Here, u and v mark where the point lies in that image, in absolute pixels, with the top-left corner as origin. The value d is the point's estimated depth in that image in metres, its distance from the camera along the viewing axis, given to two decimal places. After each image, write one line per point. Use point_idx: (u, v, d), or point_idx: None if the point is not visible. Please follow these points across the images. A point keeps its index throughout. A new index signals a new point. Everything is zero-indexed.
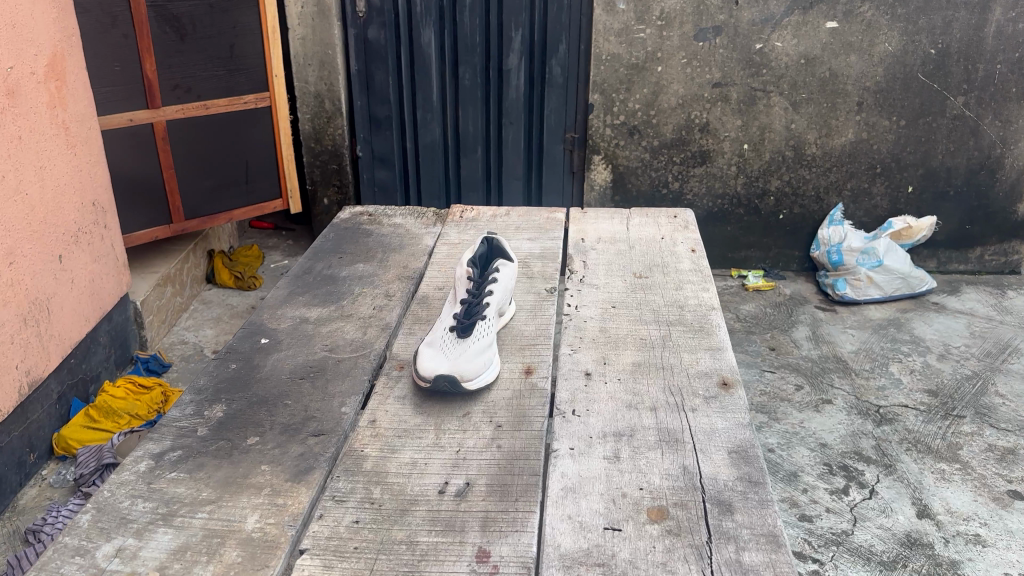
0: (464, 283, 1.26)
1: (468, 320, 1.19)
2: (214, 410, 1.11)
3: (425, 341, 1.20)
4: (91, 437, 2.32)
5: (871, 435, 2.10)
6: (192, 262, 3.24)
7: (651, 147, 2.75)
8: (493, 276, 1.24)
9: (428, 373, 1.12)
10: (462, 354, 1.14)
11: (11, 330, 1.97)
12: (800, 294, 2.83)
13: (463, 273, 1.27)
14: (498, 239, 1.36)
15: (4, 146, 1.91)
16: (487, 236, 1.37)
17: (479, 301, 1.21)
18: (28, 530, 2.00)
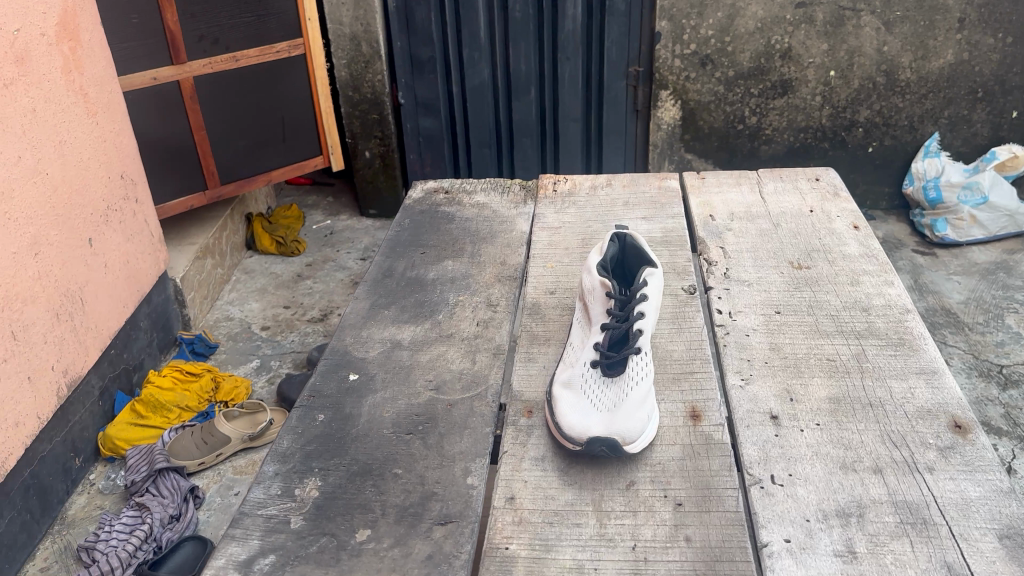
0: (603, 301, 1.00)
1: (620, 354, 0.93)
2: (307, 489, 0.88)
3: (558, 380, 0.94)
4: (140, 435, 2.09)
5: (998, 402, 1.77)
6: (229, 229, 3.00)
7: (726, 78, 2.39)
8: (642, 293, 0.98)
9: (580, 433, 0.86)
10: (621, 405, 0.88)
11: (44, 329, 1.76)
12: (892, 236, 2.46)
13: (599, 287, 1.01)
14: (632, 237, 1.10)
15: (17, 122, 1.66)
16: (615, 232, 1.11)
17: (628, 326, 0.95)
18: (82, 547, 1.77)
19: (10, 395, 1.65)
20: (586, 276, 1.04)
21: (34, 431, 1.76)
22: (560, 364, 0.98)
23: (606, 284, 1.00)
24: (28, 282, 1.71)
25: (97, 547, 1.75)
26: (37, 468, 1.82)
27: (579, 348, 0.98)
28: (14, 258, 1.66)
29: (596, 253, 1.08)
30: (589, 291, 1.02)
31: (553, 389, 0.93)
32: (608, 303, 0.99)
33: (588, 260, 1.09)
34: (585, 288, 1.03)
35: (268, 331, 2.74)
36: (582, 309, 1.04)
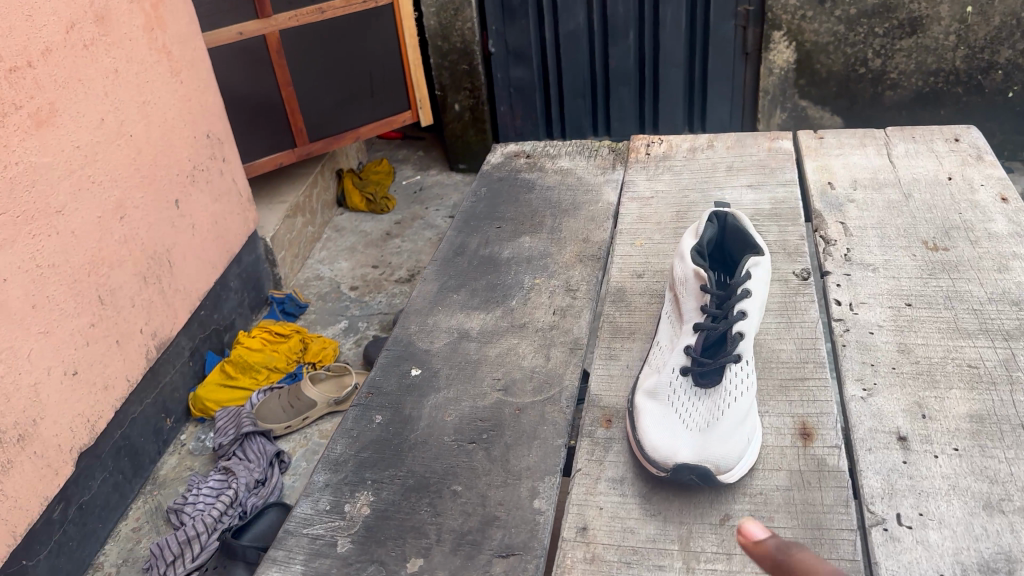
0: (697, 294, 0.86)
1: (715, 361, 0.79)
2: (358, 506, 0.79)
3: (641, 389, 0.82)
4: (228, 397, 2.04)
5: None
6: (319, 186, 2.96)
7: (846, 16, 2.13)
8: (745, 286, 0.83)
9: (665, 458, 0.74)
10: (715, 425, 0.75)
11: (131, 292, 1.72)
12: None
13: (694, 277, 0.87)
14: (735, 217, 0.95)
15: (98, 83, 1.62)
16: (715, 212, 0.96)
17: (727, 326, 0.81)
18: (171, 509, 1.74)
19: (99, 359, 1.61)
20: (678, 263, 0.90)
21: (124, 392, 1.72)
22: (644, 367, 0.85)
23: (702, 275, 0.86)
24: (113, 246, 1.66)
25: (185, 510, 1.72)
26: (128, 430, 1.77)
27: (667, 350, 0.84)
28: (99, 223, 1.62)
29: (691, 236, 0.94)
30: (681, 282, 0.88)
31: (635, 399, 0.81)
32: (704, 297, 0.85)
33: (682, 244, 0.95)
34: (676, 277, 0.90)
35: (356, 291, 2.70)
36: (673, 302, 0.91)
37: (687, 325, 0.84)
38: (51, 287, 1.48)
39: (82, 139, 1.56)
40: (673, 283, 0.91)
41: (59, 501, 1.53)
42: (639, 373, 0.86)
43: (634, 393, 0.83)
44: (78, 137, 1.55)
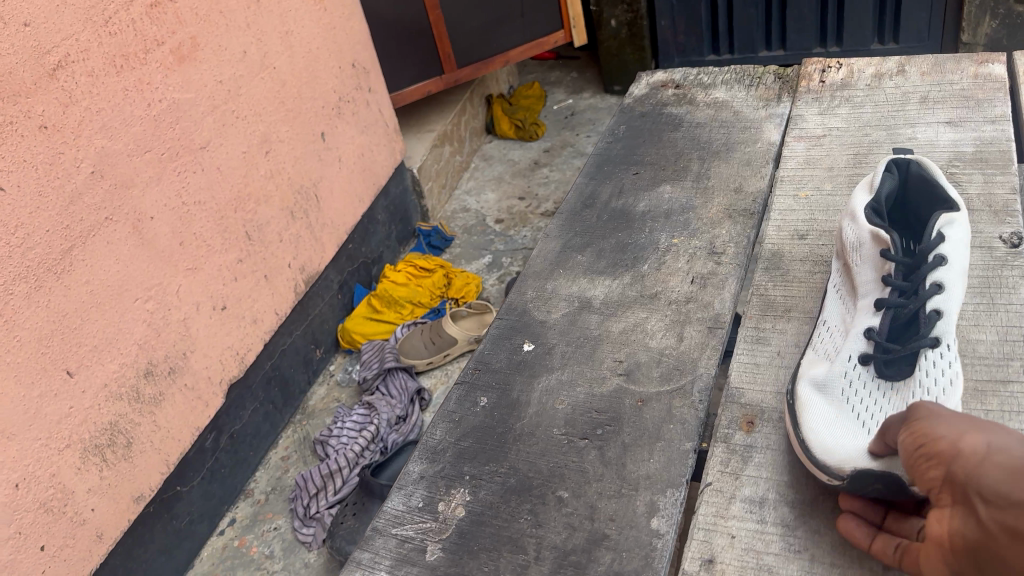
0: (881, 264, 0.70)
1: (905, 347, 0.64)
2: (452, 506, 0.69)
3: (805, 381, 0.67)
4: (375, 330, 2.02)
5: None
6: (468, 114, 2.87)
7: None
8: (941, 254, 0.67)
9: (838, 463, 0.59)
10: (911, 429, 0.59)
11: (278, 228, 1.70)
12: None
13: (876, 243, 0.71)
14: (921, 164, 0.76)
15: (242, 14, 1.55)
16: (893, 158, 0.78)
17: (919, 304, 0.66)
18: (315, 441, 1.69)
19: (249, 293, 1.58)
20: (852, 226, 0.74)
21: (273, 325, 1.70)
22: (808, 354, 0.70)
23: (886, 241, 0.70)
24: (259, 184, 1.61)
25: (329, 442, 1.67)
26: (279, 361, 1.76)
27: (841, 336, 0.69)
28: (245, 159, 1.56)
29: (864, 191, 0.77)
30: (857, 249, 0.73)
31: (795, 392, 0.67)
32: (888, 267, 0.69)
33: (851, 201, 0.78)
34: (850, 244, 0.74)
35: (502, 225, 2.62)
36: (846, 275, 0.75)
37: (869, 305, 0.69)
38: (200, 225, 1.41)
39: (224, 73, 1.48)
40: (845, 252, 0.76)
41: (211, 430, 1.49)
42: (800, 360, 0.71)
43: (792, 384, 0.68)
44: (221, 72, 1.48)
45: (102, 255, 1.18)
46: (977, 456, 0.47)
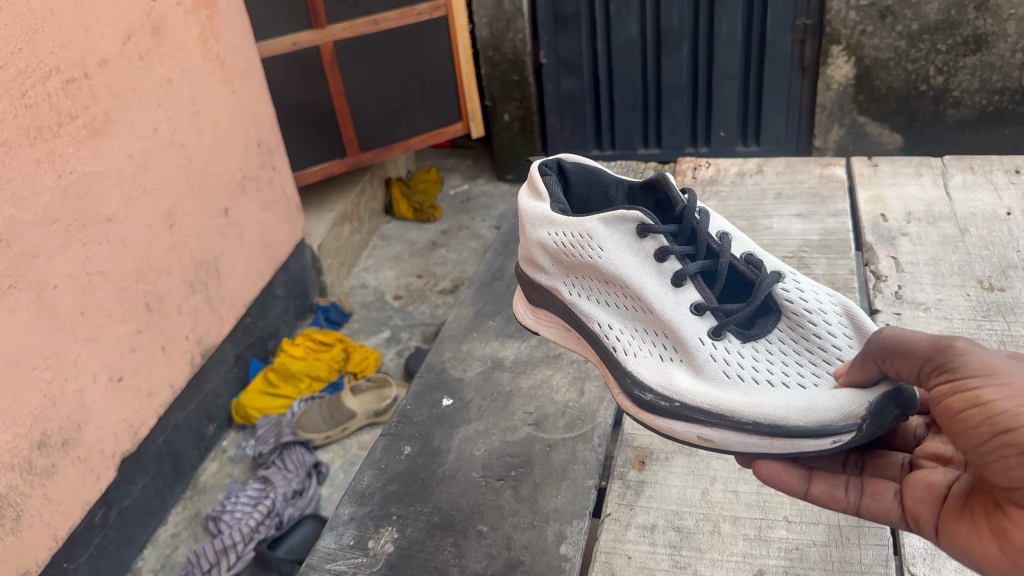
0: (636, 245, 0.71)
1: (756, 300, 0.67)
2: (382, 541, 0.76)
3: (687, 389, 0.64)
4: (271, 405, 2.09)
5: None
6: (367, 195, 2.97)
7: (908, 32, 2.07)
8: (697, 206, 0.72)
9: (843, 415, 0.57)
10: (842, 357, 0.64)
11: (177, 300, 1.75)
12: None
13: (623, 233, 0.71)
14: (573, 159, 0.82)
15: (154, 93, 1.68)
16: (542, 164, 0.82)
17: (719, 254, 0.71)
18: (208, 517, 1.75)
19: (146, 366, 1.62)
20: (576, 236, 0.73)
21: (168, 397, 1.73)
22: (643, 370, 0.67)
23: (636, 223, 0.71)
24: (163, 253, 1.69)
25: (222, 518, 1.72)
26: (170, 435, 1.79)
27: (660, 322, 0.68)
28: (151, 230, 1.65)
29: (537, 205, 0.79)
30: (594, 249, 0.71)
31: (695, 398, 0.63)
32: (659, 243, 0.71)
33: (536, 217, 0.78)
34: (581, 252, 0.72)
35: (400, 301, 2.71)
36: (588, 287, 0.74)
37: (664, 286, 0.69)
38: (101, 295, 1.46)
39: (135, 147, 1.58)
40: (574, 265, 0.74)
41: (101, 505, 1.51)
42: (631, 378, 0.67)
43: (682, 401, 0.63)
44: (132, 145, 1.58)
45: (4, 321, 1.22)
46: None
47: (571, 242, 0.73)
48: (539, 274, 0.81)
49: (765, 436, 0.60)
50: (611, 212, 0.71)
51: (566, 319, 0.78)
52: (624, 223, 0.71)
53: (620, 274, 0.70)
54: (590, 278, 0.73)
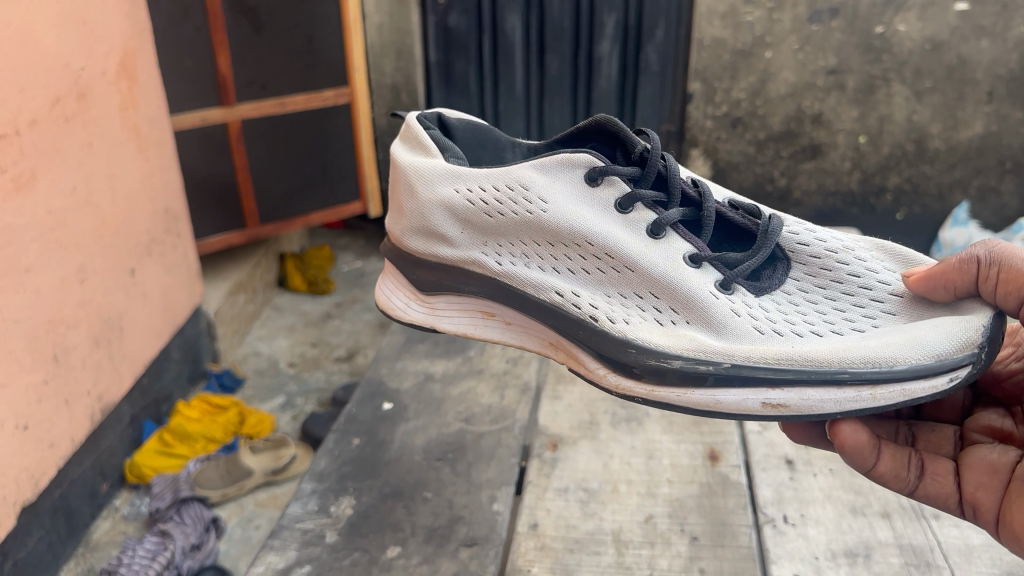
0: (590, 195, 0.96)
1: (765, 248, 0.93)
2: (342, 506, 0.91)
3: (741, 352, 0.84)
4: (164, 464, 2.20)
5: None
6: (263, 267, 3.09)
7: (756, 140, 3.02)
8: (662, 150, 0.97)
9: (961, 347, 0.79)
10: (895, 304, 0.89)
11: (83, 354, 1.87)
12: None
13: (572, 176, 0.96)
14: (454, 116, 1.10)
15: (75, 154, 1.83)
16: (419, 119, 1.07)
17: (702, 200, 0.96)
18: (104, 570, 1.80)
19: (48, 417, 1.73)
20: (507, 189, 0.96)
21: (67, 452, 1.84)
22: (661, 336, 0.88)
23: (582, 167, 0.96)
24: (71, 308, 1.81)
25: (121, 570, 1.78)
26: (67, 491, 1.91)
27: (619, 262, 0.92)
28: (61, 283, 1.78)
29: (434, 165, 1.01)
30: (537, 200, 0.95)
31: (756, 361, 0.83)
32: (614, 189, 0.95)
33: (433, 177, 1.01)
34: (520, 203, 0.95)
35: (294, 368, 2.81)
36: (523, 241, 0.97)
37: (638, 233, 0.94)
38: (14, 341, 1.60)
39: (54, 205, 1.74)
40: (510, 220, 0.96)
41: None
42: (636, 340, 0.88)
43: (737, 364, 0.84)
44: (51, 204, 1.73)
45: None
46: None
47: (505, 195, 0.96)
48: (446, 238, 1.02)
49: (868, 387, 0.81)
50: (536, 161, 0.96)
51: (485, 283, 1.01)
52: (566, 167, 0.96)
53: (570, 217, 0.94)
54: (527, 230, 0.96)
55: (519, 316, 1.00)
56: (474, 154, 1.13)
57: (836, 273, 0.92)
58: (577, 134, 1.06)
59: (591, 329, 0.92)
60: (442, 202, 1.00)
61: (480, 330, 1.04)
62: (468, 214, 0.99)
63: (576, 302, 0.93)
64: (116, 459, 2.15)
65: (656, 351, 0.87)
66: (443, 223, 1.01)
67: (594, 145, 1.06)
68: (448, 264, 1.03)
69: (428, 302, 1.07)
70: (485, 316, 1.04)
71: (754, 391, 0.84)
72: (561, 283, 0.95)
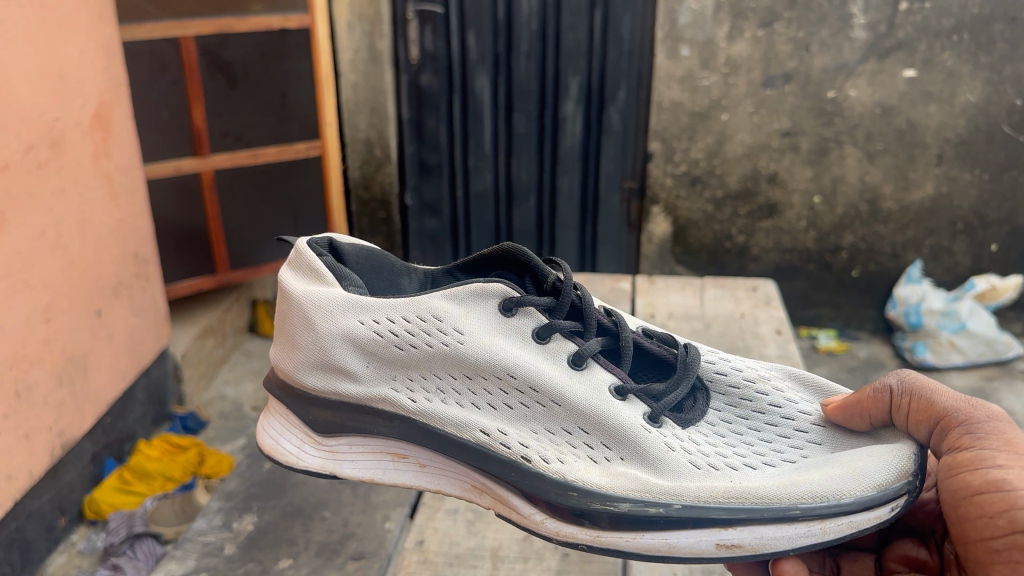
0: (504, 325, 0.97)
1: (688, 380, 0.97)
2: (243, 522, 1.23)
3: (689, 493, 0.86)
4: (123, 501, 2.24)
5: None
6: (234, 312, 3.16)
7: (714, 198, 3.13)
8: (573, 281, 1.01)
9: (899, 478, 0.83)
10: (818, 432, 0.95)
11: (45, 390, 1.93)
12: (876, 355, 3.13)
13: (489, 302, 0.96)
14: (347, 241, 1.07)
15: (46, 200, 1.92)
16: (307, 246, 1.02)
17: (619, 330, 1.01)
18: None
19: (6, 450, 1.79)
20: (419, 319, 0.95)
21: (25, 485, 1.89)
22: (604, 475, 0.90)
23: (495, 297, 0.97)
24: (36, 346, 1.88)
25: None
26: (23, 523, 1.96)
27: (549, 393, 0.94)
28: (27, 321, 1.85)
29: (331, 293, 0.97)
30: (452, 332, 0.94)
31: (707, 500, 0.85)
32: (530, 319, 0.97)
33: (328, 308, 0.96)
34: (434, 334, 0.95)
35: (257, 412, 2.87)
36: (437, 375, 0.96)
37: (561, 365, 0.95)
38: None
39: (23, 246, 1.83)
40: (424, 351, 0.95)
41: None
42: (577, 483, 0.89)
43: (688, 506, 0.85)
44: (19, 244, 1.82)
45: None
46: (1007, 497, 0.78)
47: (418, 325, 0.95)
48: (348, 372, 0.98)
49: (819, 522, 0.83)
50: (445, 292, 0.96)
51: (396, 422, 0.98)
52: (477, 297, 0.97)
53: (489, 348, 0.94)
54: (442, 362, 0.95)
55: (435, 458, 0.98)
56: (368, 279, 1.10)
57: (757, 402, 0.99)
58: (485, 260, 1.07)
59: (526, 471, 0.91)
60: (345, 334, 0.96)
61: (389, 474, 1.00)
62: (378, 345, 0.96)
63: (504, 442, 0.93)
64: (75, 495, 2.19)
65: (601, 494, 0.87)
66: (348, 358, 0.97)
67: (503, 272, 1.07)
68: (352, 403, 0.99)
69: (325, 445, 1.02)
70: (395, 458, 1.00)
71: (708, 533, 0.84)
72: (484, 420, 0.94)
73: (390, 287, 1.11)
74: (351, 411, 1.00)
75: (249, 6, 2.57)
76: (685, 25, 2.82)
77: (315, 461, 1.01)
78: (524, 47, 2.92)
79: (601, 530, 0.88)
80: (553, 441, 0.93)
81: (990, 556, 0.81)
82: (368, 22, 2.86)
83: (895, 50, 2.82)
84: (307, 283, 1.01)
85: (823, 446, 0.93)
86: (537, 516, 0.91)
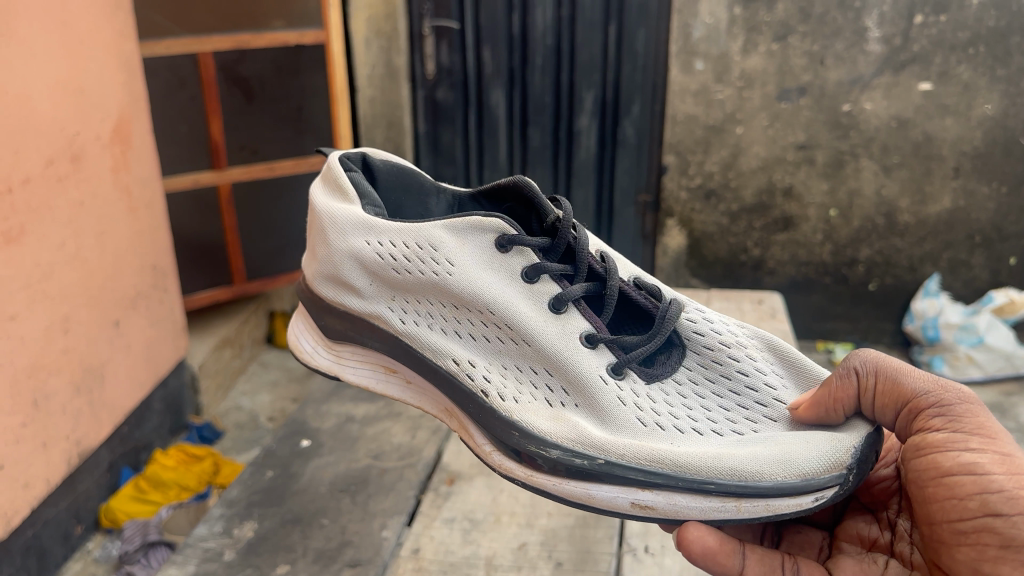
0: (488, 269, 1.00)
1: (663, 331, 0.98)
2: (243, 529, 1.26)
3: (615, 450, 0.89)
4: (137, 509, 2.26)
5: None
6: (251, 323, 3.20)
7: (728, 212, 3.12)
8: (572, 221, 1.03)
9: (828, 467, 0.83)
10: (777, 410, 0.95)
11: (63, 401, 1.96)
12: None
13: (484, 237, 1.01)
14: (380, 158, 1.15)
15: (66, 213, 1.96)
16: (340, 158, 1.11)
17: (607, 276, 1.02)
18: None
19: (23, 458, 1.82)
20: (416, 247, 1.00)
21: (42, 493, 1.92)
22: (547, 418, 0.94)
23: (494, 232, 1.01)
24: (53, 356, 1.92)
25: None
26: (40, 530, 1.99)
27: (513, 345, 0.99)
28: (45, 332, 1.88)
29: (349, 210, 1.05)
30: (445, 262, 0.99)
31: (630, 461, 0.88)
32: (525, 259, 1.01)
33: (342, 224, 1.04)
34: (427, 263, 1.00)
35: (272, 422, 2.90)
36: (429, 300, 1.03)
37: (540, 306, 0.99)
38: None
39: (42, 259, 1.86)
40: (417, 278, 1.01)
41: None
42: (521, 424, 0.93)
43: (610, 462, 0.88)
44: (39, 257, 1.85)
45: None
46: (976, 479, 0.80)
47: (414, 252, 1.00)
48: (354, 291, 1.07)
49: (734, 500, 0.84)
50: (446, 221, 1.01)
51: (386, 344, 1.06)
52: (476, 230, 1.01)
53: (475, 284, 0.99)
54: (434, 290, 1.01)
55: (418, 376, 1.06)
56: (397, 196, 1.17)
57: (725, 367, 0.98)
58: (497, 193, 1.12)
59: (482, 404, 0.97)
60: (353, 252, 1.03)
61: (381, 385, 1.11)
62: (377, 267, 1.02)
63: (470, 374, 0.99)
64: (91, 503, 2.22)
65: (538, 438, 0.92)
66: (353, 275, 1.05)
67: (511, 207, 1.12)
68: (354, 314, 1.08)
69: (335, 350, 1.13)
70: (387, 370, 1.10)
71: (624, 491, 0.88)
72: (459, 350, 1.01)
73: (417, 207, 1.18)
74: (353, 323, 1.09)
75: (269, 22, 2.62)
76: (699, 39, 2.83)
77: (322, 362, 1.12)
78: (539, 61, 2.94)
79: (536, 470, 0.92)
80: (518, 378, 0.99)
81: (956, 538, 0.83)
82: (385, 38, 2.89)
83: (910, 62, 2.80)
84: (333, 196, 1.09)
85: (777, 423, 0.94)
86: (488, 447, 0.97)
